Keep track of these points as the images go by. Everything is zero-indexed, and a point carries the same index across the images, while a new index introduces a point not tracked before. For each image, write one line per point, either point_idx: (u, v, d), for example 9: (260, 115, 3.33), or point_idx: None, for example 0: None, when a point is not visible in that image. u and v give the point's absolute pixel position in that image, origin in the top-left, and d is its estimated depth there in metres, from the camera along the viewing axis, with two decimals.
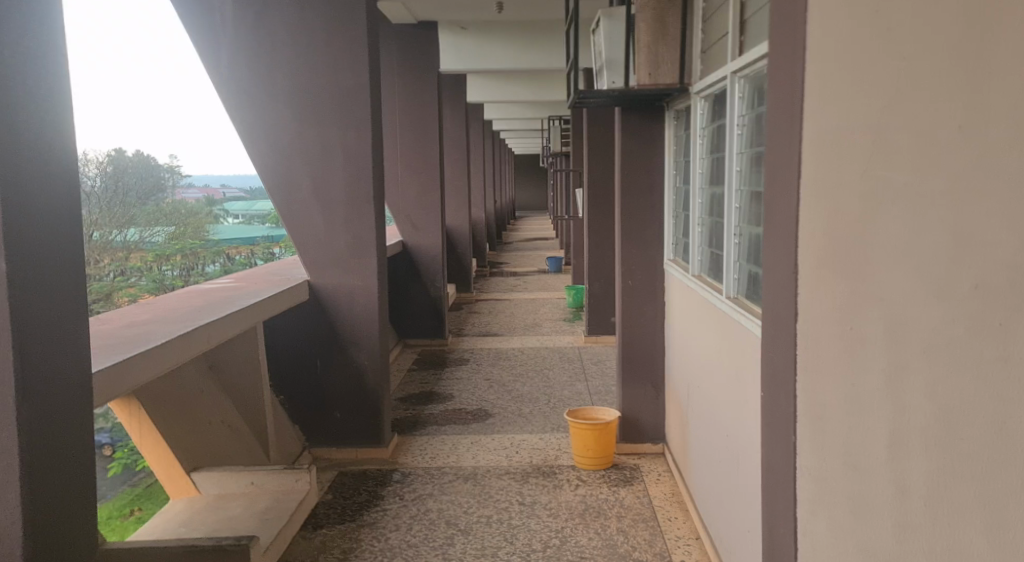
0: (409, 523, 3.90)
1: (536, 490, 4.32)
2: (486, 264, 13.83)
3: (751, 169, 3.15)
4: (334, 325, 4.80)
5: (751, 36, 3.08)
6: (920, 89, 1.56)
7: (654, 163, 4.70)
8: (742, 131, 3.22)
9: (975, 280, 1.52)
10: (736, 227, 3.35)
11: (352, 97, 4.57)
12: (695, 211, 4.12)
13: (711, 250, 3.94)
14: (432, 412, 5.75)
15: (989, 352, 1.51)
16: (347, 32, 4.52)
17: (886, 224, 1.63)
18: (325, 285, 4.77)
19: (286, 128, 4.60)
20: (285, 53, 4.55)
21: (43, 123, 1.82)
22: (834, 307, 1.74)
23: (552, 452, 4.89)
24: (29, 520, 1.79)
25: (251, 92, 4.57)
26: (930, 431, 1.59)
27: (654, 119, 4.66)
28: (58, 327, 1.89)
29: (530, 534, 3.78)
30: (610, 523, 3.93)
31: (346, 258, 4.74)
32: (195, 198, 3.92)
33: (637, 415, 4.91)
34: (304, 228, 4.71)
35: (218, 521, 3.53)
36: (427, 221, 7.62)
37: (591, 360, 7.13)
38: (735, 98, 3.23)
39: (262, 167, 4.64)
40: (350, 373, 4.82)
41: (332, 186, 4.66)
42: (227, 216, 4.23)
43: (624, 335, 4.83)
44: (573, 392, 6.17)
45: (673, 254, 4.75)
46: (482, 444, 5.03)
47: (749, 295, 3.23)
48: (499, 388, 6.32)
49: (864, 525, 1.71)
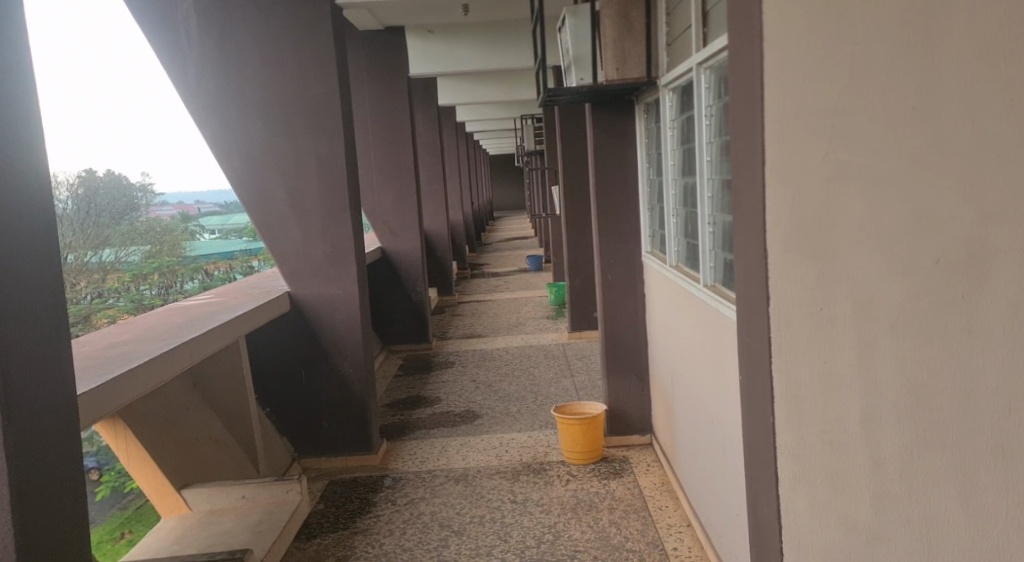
0: (403, 527, 3.92)
1: (527, 487, 4.35)
2: (467, 266, 13.85)
3: (721, 158, 3.20)
4: (318, 335, 4.80)
5: (714, 28, 3.14)
6: (874, 73, 1.63)
7: (627, 156, 4.75)
8: (710, 121, 3.27)
9: (936, 255, 1.61)
10: (709, 216, 3.39)
11: (322, 105, 4.58)
12: (670, 202, 4.16)
13: (686, 240, 3.99)
14: (420, 416, 5.77)
15: (954, 324, 1.60)
16: (315, 42, 4.54)
17: (848, 205, 1.68)
18: (305, 295, 4.78)
19: (258, 141, 4.60)
20: (253, 66, 4.54)
21: (12, 151, 1.82)
22: (804, 290, 1.76)
23: (541, 449, 4.92)
24: (23, 545, 1.80)
25: (221, 106, 4.55)
26: (902, 402, 1.67)
27: (624, 113, 4.71)
28: (38, 352, 1.88)
29: (523, 531, 3.81)
30: (602, 515, 3.96)
31: (326, 267, 4.75)
32: (170, 215, 3.92)
33: (623, 408, 4.94)
34: (282, 239, 4.71)
35: (211, 537, 3.53)
36: (405, 226, 7.62)
37: (576, 356, 7.17)
38: (702, 89, 3.27)
39: (237, 180, 4.63)
40: (336, 382, 4.83)
41: (307, 197, 4.66)
42: (204, 232, 4.34)
43: (607, 329, 4.88)
44: (559, 388, 6.21)
45: (651, 246, 4.80)
46: (472, 445, 5.05)
47: (725, 282, 3.29)
48: (486, 388, 6.34)
49: (844, 498, 1.76)
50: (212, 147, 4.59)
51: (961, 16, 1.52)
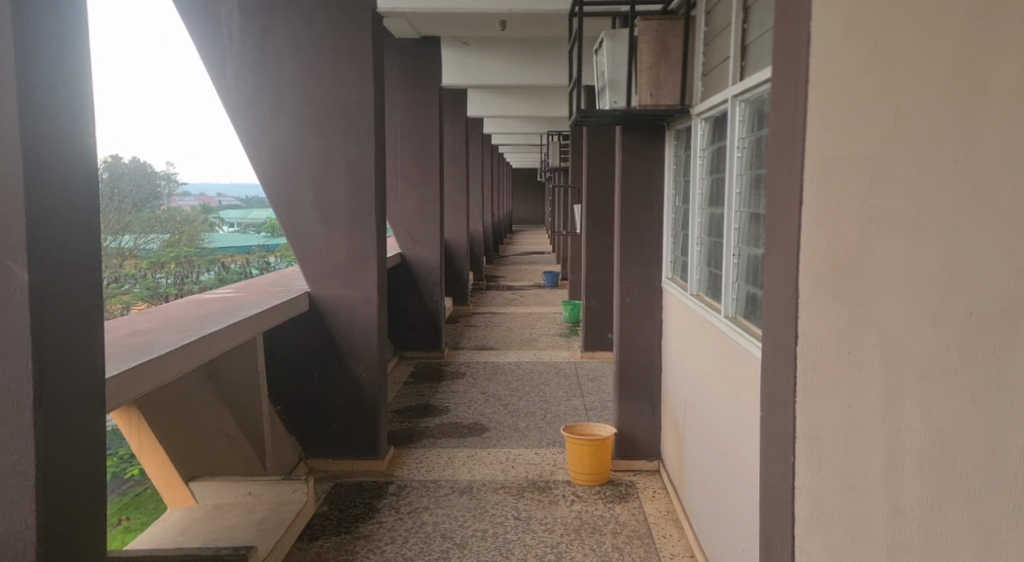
0: (405, 536, 3.92)
1: (531, 505, 4.34)
2: (483, 277, 13.86)
3: (751, 191, 3.20)
4: (334, 337, 4.82)
5: (752, 62, 3.15)
6: (919, 126, 1.66)
7: (654, 181, 4.76)
8: (742, 154, 3.27)
9: (970, 308, 1.67)
10: (735, 247, 3.37)
11: (356, 111, 4.61)
12: (694, 230, 4.16)
13: (709, 269, 3.98)
14: (428, 425, 5.77)
15: (984, 379, 1.68)
16: (352, 48, 4.59)
17: (885, 253, 1.70)
18: (325, 296, 4.80)
19: (290, 140, 4.64)
20: (291, 67, 4.60)
21: (66, 133, 1.86)
22: (832, 332, 1.74)
23: (547, 467, 4.91)
24: (42, 526, 1.82)
25: (256, 103, 4.60)
26: (925, 453, 1.71)
27: (655, 139, 4.72)
28: (75, 332, 1.92)
29: (525, 548, 3.80)
30: (606, 539, 3.95)
31: (347, 271, 4.78)
32: (190, 206, 3.94)
33: (633, 432, 4.93)
34: (306, 239, 4.74)
35: (214, 531, 3.54)
36: (425, 234, 7.65)
37: (587, 376, 7.16)
38: (735, 122, 3.28)
39: (265, 177, 4.68)
40: (348, 385, 4.84)
41: (334, 199, 4.70)
42: (224, 224, 4.23)
43: (622, 351, 4.86)
44: (569, 407, 6.20)
45: (672, 271, 4.77)
46: (477, 458, 5.04)
47: (746, 314, 3.28)
48: (494, 402, 6.33)
49: (859, 544, 1.76)
50: (246, 144, 4.65)
51: (1006, 82, 1.62)
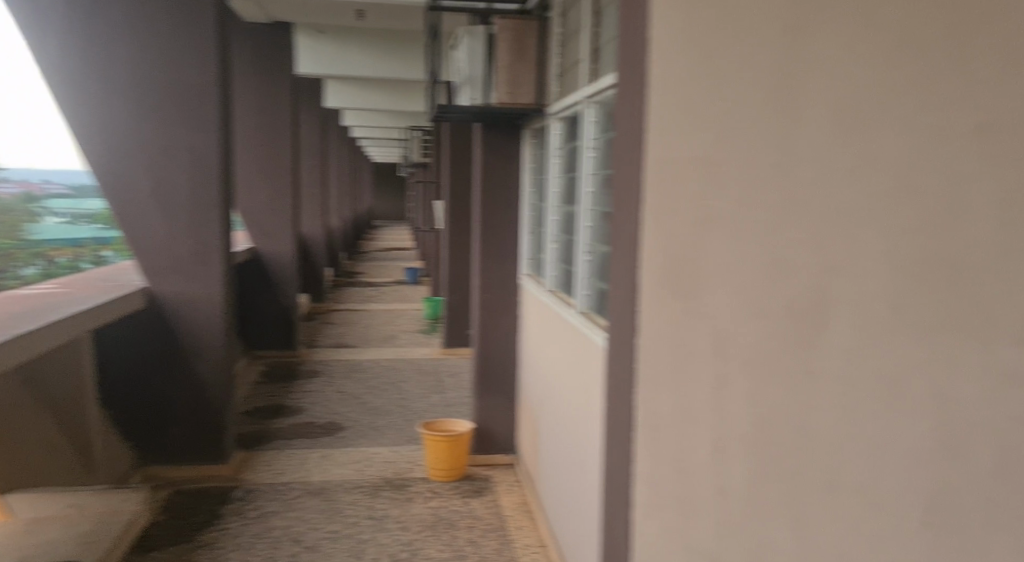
0: (251, 542, 3.74)
1: (386, 504, 4.26)
2: (342, 275, 13.56)
3: (602, 189, 3.27)
4: (175, 335, 4.54)
5: (604, 64, 3.21)
6: None
7: (513, 178, 4.79)
8: (594, 153, 3.34)
9: None
10: (587, 245, 3.44)
11: (198, 98, 4.38)
12: (550, 227, 4.21)
13: (564, 265, 4.05)
14: (280, 426, 5.55)
15: None
16: (193, 30, 4.34)
17: (715, 248, 1.77)
18: (164, 293, 4.51)
19: (124, 126, 4.33)
20: (125, 46, 4.28)
21: None
22: None
23: (403, 465, 4.83)
24: None
25: (84, 84, 4.25)
26: None
27: (512, 137, 4.75)
28: None
29: (378, 548, 3.72)
30: (460, 534, 3.93)
31: (190, 265, 4.51)
32: (9, 194, 3.47)
33: (490, 427, 4.95)
34: (144, 231, 4.44)
35: (32, 546, 3.24)
36: (279, 229, 7.37)
37: (447, 372, 7.14)
38: (588, 122, 3.34)
39: (95, 164, 4.32)
40: (190, 385, 4.57)
41: (175, 190, 4.43)
42: (50, 215, 3.81)
43: (480, 347, 4.87)
44: (427, 404, 6.16)
45: (529, 268, 4.81)
46: (331, 458, 4.90)
47: (597, 310, 3.35)
48: (351, 400, 6.19)
49: (690, 525, 1.83)
50: (71, 128, 4.28)
51: None
